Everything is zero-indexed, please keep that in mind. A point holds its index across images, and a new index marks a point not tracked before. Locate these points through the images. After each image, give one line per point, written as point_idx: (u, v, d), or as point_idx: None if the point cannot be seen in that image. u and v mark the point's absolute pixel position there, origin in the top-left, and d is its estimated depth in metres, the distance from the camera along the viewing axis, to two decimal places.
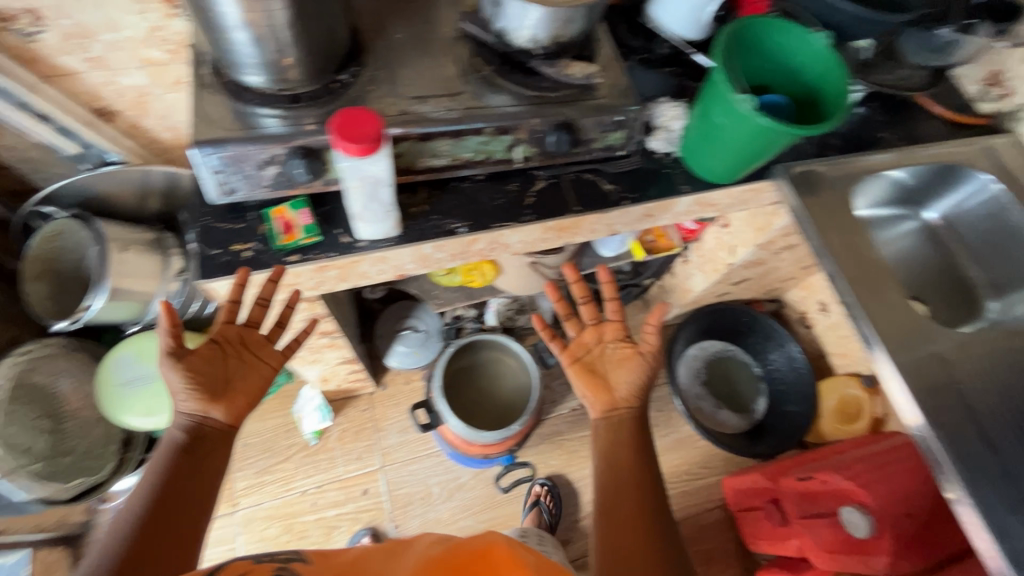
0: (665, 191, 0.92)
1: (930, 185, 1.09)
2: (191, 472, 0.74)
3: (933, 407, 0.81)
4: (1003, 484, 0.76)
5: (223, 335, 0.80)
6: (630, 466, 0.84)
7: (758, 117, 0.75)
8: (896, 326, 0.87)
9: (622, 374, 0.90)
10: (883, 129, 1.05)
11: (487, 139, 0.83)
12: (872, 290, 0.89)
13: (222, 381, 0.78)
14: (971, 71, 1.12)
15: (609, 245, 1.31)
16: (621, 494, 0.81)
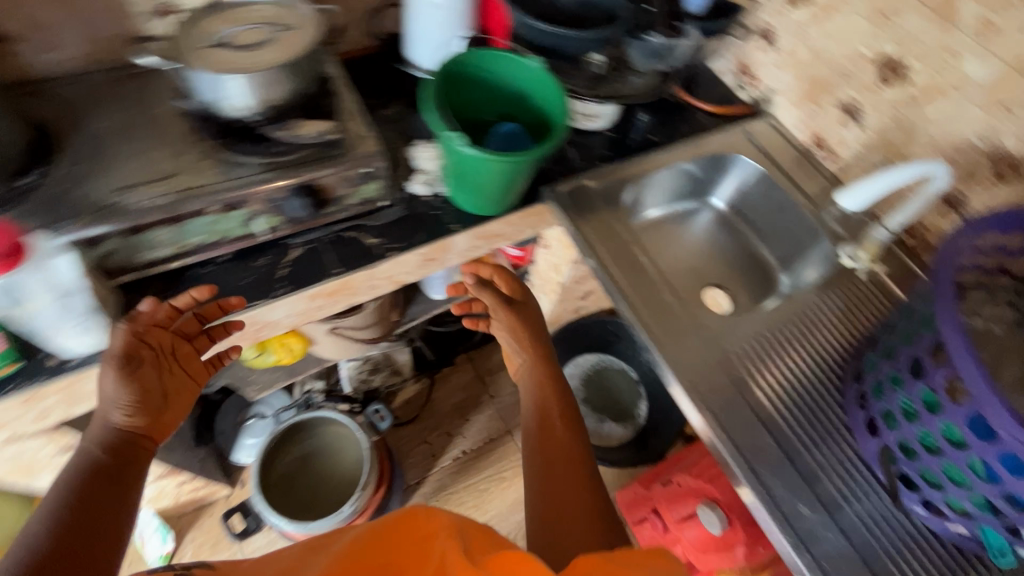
0: (435, 233, 0.90)
1: (710, 175, 1.14)
2: (108, 485, 0.63)
3: (716, 401, 0.79)
4: (791, 468, 0.74)
5: (159, 342, 0.71)
6: (548, 414, 0.92)
7: (474, 154, 0.75)
8: (674, 326, 0.87)
9: (516, 328, 0.97)
10: (654, 133, 1.10)
11: (215, 218, 0.77)
12: (649, 296, 0.89)
13: (157, 394, 0.69)
14: (725, 65, 1.20)
15: (437, 287, 1.25)
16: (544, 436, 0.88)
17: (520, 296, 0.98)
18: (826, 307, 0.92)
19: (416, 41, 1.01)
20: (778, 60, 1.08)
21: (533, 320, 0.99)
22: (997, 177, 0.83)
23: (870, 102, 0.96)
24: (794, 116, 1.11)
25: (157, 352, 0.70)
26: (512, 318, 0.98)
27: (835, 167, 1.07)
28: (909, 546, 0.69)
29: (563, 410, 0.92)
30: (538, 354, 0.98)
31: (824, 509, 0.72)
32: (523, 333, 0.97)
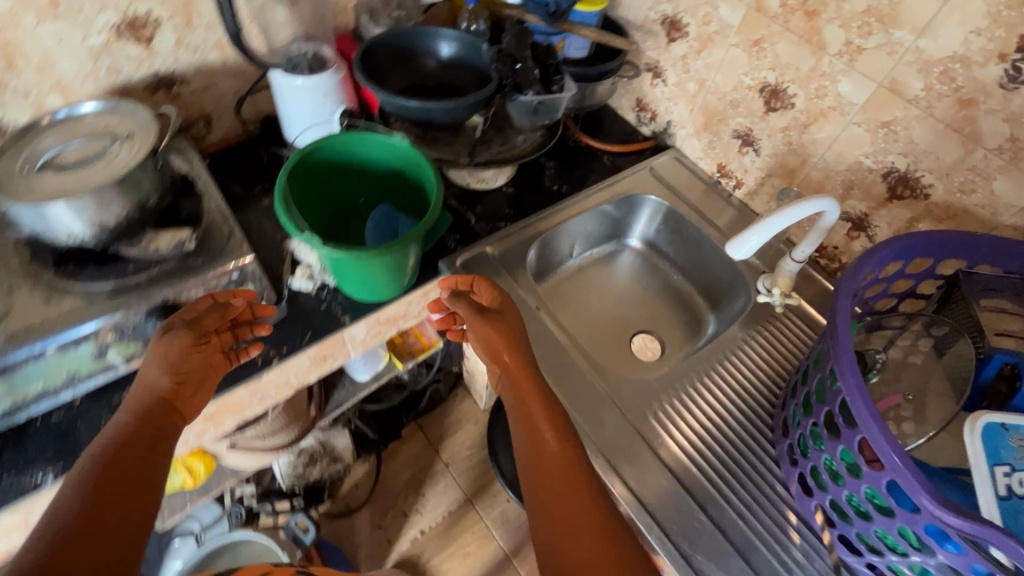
0: (324, 329, 0.83)
1: (624, 216, 1.09)
2: (137, 450, 0.58)
3: (634, 475, 0.76)
4: (720, 538, 0.71)
5: (207, 327, 0.71)
6: (545, 427, 0.69)
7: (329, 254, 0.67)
8: (587, 398, 0.83)
9: (495, 340, 0.76)
10: (558, 182, 1.06)
11: (55, 359, 0.68)
12: (557, 371, 0.85)
13: (192, 377, 0.68)
14: (622, 102, 1.18)
15: (358, 368, 1.13)
16: (539, 434, 0.69)
17: (500, 306, 0.79)
18: (744, 348, 0.88)
19: (292, 121, 0.95)
20: (670, 93, 1.06)
21: (512, 324, 0.78)
22: (892, 195, 0.80)
23: (762, 129, 0.94)
24: (695, 146, 1.08)
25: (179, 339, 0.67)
26: (490, 330, 0.77)
27: (742, 193, 1.04)
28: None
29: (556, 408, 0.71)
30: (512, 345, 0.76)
31: None
32: (500, 334, 0.76)
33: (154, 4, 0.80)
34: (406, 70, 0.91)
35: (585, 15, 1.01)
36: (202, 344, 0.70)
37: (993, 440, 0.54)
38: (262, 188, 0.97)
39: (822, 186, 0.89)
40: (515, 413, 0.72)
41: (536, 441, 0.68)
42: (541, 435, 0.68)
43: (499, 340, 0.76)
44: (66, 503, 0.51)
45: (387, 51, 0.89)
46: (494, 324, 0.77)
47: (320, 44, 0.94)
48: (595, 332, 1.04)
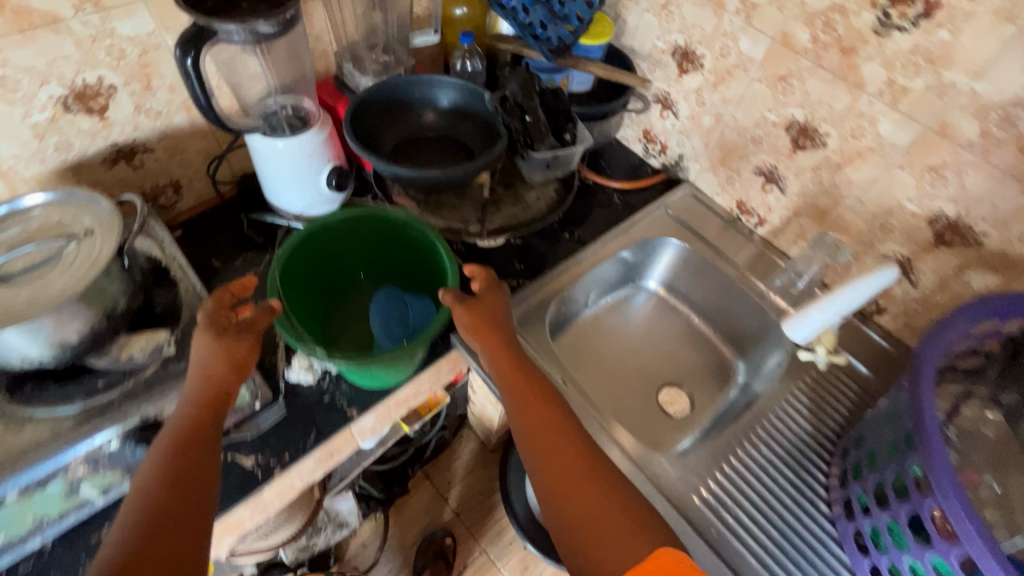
0: (330, 428, 0.74)
1: (641, 259, 1.02)
2: (197, 443, 0.56)
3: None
4: None
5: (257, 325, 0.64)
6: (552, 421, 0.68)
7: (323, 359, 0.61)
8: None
9: (482, 333, 0.71)
10: (569, 228, 0.97)
11: (18, 505, 0.58)
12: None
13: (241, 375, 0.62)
14: (628, 133, 1.10)
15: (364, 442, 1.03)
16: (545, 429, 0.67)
17: (483, 289, 0.74)
18: (793, 408, 0.80)
19: (278, 187, 0.85)
20: (682, 126, 0.99)
21: (496, 310, 0.73)
22: (940, 241, 0.75)
23: (788, 167, 0.87)
24: (711, 181, 1.01)
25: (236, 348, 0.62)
26: (482, 325, 0.71)
27: (764, 231, 0.97)
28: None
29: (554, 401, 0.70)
30: (499, 336, 0.72)
31: None
32: (489, 325, 0.71)
33: (106, 71, 0.69)
34: (402, 123, 0.83)
35: (590, 48, 0.92)
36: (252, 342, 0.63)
37: None
38: (245, 261, 0.87)
39: (857, 229, 0.83)
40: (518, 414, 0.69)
41: (541, 434, 0.67)
42: (548, 432, 0.67)
43: (488, 329, 0.71)
44: (141, 497, 0.52)
45: (379, 105, 0.80)
46: (481, 324, 0.71)
47: (302, 97, 0.84)
48: (618, 389, 0.96)
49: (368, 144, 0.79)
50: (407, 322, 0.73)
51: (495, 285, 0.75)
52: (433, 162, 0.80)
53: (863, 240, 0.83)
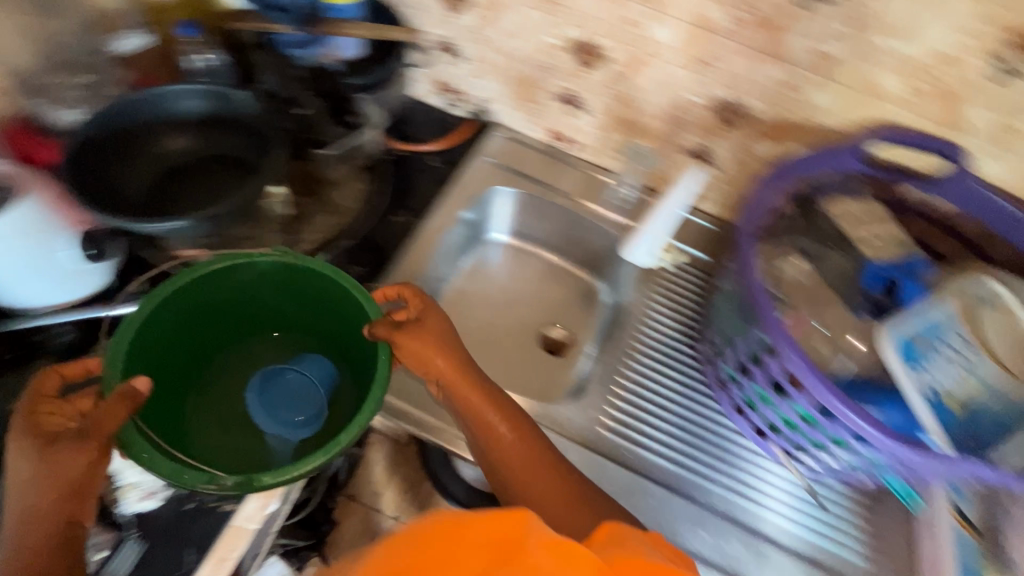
0: (208, 535, 0.62)
1: (478, 215, 0.99)
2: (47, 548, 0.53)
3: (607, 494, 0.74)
4: (695, 504, 0.73)
5: (87, 426, 0.54)
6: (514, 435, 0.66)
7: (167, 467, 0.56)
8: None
9: (432, 364, 0.67)
10: (395, 211, 0.91)
11: None
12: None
13: (82, 481, 0.54)
14: (422, 89, 1.02)
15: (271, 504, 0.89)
16: (505, 461, 0.65)
17: (427, 313, 0.70)
18: (657, 310, 0.87)
19: (13, 287, 0.65)
20: (473, 69, 0.94)
21: (436, 329, 0.69)
22: (725, 124, 0.81)
23: (584, 87, 0.87)
24: (520, 117, 0.99)
25: (70, 450, 0.53)
26: (424, 346, 0.67)
27: (583, 153, 0.99)
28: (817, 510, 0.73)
29: (524, 431, 0.67)
30: (453, 366, 0.68)
31: (748, 535, 0.71)
32: (432, 352, 0.67)
33: None
34: (145, 160, 0.68)
35: (347, 9, 0.79)
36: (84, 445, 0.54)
37: (905, 350, 0.59)
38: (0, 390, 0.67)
39: (659, 130, 0.87)
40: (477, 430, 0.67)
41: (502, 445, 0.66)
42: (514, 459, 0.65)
43: (433, 356, 0.67)
44: None
45: (98, 143, 0.64)
46: (425, 351, 0.67)
47: None
48: (501, 350, 0.96)
49: (106, 194, 0.63)
50: (298, 390, 0.68)
51: (432, 305, 0.71)
52: (205, 191, 0.68)
53: (666, 139, 0.88)
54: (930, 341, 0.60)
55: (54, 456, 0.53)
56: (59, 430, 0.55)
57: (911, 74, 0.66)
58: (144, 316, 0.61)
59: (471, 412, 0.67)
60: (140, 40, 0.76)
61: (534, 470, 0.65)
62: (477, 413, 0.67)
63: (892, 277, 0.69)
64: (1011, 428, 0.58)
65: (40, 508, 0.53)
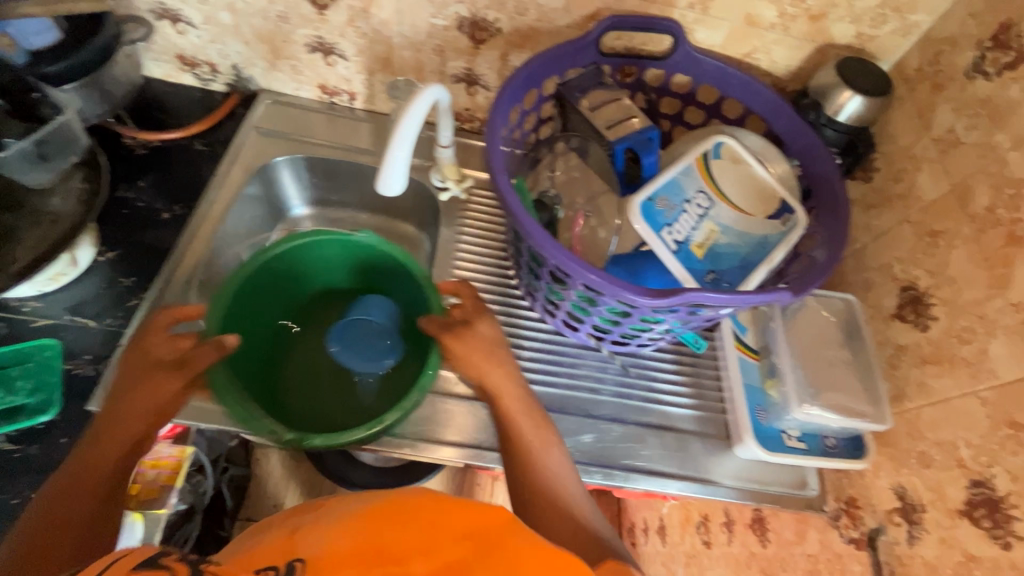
0: None
1: (267, 190, 0.93)
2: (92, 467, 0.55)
3: (460, 434, 0.75)
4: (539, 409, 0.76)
5: (178, 368, 0.60)
6: (550, 479, 0.60)
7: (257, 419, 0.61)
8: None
9: (485, 371, 0.65)
10: (162, 207, 0.83)
11: None
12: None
13: (155, 412, 0.59)
14: (165, 68, 0.91)
15: None
16: (525, 465, 0.61)
17: (476, 316, 0.69)
18: (467, 239, 0.88)
19: None
20: (207, 35, 0.85)
21: (488, 348, 0.66)
22: (477, 42, 0.81)
23: (330, 32, 0.82)
24: (283, 79, 0.92)
25: (159, 381, 0.60)
26: (485, 364, 0.65)
27: (362, 103, 0.95)
28: (633, 382, 0.80)
29: (554, 444, 0.63)
30: (506, 372, 0.66)
31: (589, 418, 0.77)
32: (488, 366, 0.65)
33: None
34: None
35: None
36: (179, 371, 0.60)
37: (649, 213, 0.65)
38: None
39: (420, 62, 0.85)
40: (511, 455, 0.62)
41: (531, 475, 0.60)
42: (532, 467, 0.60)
43: (493, 373, 0.65)
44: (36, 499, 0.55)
45: None
46: (478, 354, 0.66)
47: None
48: None
49: None
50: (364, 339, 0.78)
51: (486, 316, 0.69)
52: None
53: (431, 70, 0.86)
54: (669, 201, 0.66)
55: (145, 385, 0.59)
56: (151, 362, 0.61)
57: None
58: (228, 291, 0.70)
59: (509, 422, 0.63)
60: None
61: (556, 481, 0.60)
62: (509, 422, 0.63)
63: (630, 146, 0.73)
64: (744, 257, 0.67)
65: (124, 420, 0.58)
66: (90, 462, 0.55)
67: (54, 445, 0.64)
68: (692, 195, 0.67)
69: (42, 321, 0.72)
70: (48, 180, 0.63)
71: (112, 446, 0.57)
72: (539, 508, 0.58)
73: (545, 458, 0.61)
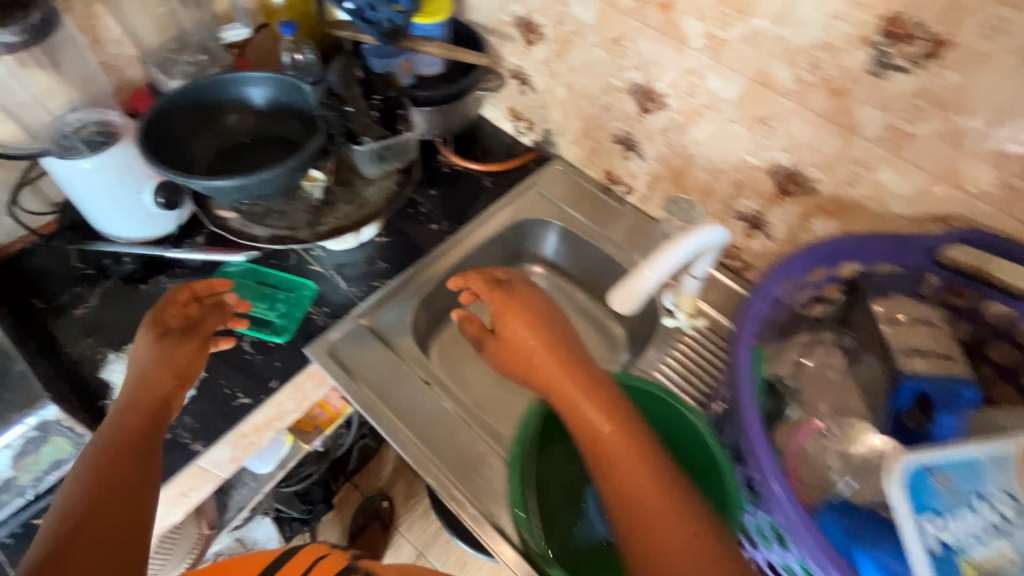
0: (169, 465, 0.68)
1: (516, 240, 0.99)
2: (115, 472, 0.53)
3: None
4: None
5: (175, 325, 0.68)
6: (641, 475, 0.50)
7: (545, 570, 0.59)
8: (477, 475, 0.74)
9: (537, 372, 0.60)
10: (435, 219, 0.95)
11: None
12: (463, 467, 0.74)
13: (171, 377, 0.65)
14: (496, 113, 1.06)
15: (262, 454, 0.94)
16: (605, 479, 0.51)
17: (505, 319, 0.65)
18: (671, 373, 0.81)
19: (103, 215, 0.79)
20: (541, 100, 0.96)
21: (529, 337, 0.63)
22: (781, 192, 0.74)
23: (641, 132, 0.85)
24: (578, 154, 0.99)
25: (158, 384, 0.63)
26: (525, 343, 0.62)
27: (636, 200, 0.96)
28: None
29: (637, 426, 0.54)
30: (564, 365, 0.59)
31: None
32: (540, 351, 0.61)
33: None
34: (220, 136, 0.76)
35: (427, 28, 0.87)
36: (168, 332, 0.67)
37: (916, 486, 0.49)
38: (73, 295, 0.81)
39: (712, 188, 0.82)
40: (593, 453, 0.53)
41: (619, 470, 0.50)
42: (620, 475, 0.50)
43: (546, 361, 0.60)
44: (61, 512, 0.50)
45: (185, 110, 0.72)
46: (516, 360, 0.63)
47: (105, 111, 0.78)
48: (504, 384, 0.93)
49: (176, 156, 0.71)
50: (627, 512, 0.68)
51: (536, 303, 0.67)
52: (254, 164, 0.73)
53: (720, 199, 0.82)
54: (956, 484, 0.49)
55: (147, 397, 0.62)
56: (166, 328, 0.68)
57: (1007, 167, 0.55)
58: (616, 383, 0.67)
59: (573, 411, 0.56)
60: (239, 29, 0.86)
61: (647, 489, 0.49)
62: (574, 409, 0.56)
63: (924, 390, 0.56)
64: None
65: (148, 385, 0.62)
66: (112, 450, 0.55)
67: (269, 364, 0.77)
68: (993, 496, 0.48)
69: (315, 265, 0.88)
70: (376, 174, 0.77)
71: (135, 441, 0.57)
72: (628, 518, 0.48)
73: (627, 452, 0.51)
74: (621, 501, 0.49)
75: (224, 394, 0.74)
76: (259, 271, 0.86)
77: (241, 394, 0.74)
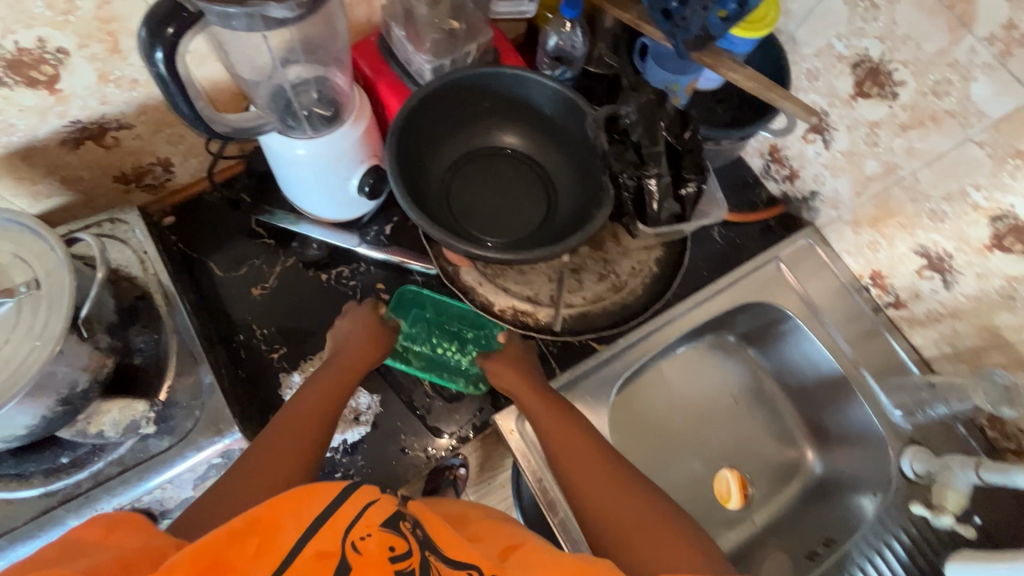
0: None
1: (735, 317, 0.82)
2: (296, 429, 0.52)
3: None
4: None
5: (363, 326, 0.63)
6: (607, 483, 0.53)
7: None
8: None
9: (520, 389, 0.62)
10: None
11: None
12: None
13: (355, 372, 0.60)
14: (752, 146, 0.84)
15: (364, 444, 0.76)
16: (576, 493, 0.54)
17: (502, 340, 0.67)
18: (893, 556, 0.67)
19: (300, 193, 0.66)
20: (830, 160, 0.74)
21: (522, 358, 0.65)
22: None
23: (970, 263, 0.64)
24: (845, 236, 0.78)
25: (366, 353, 0.61)
26: (516, 376, 0.63)
27: (896, 314, 0.77)
28: None
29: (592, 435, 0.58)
30: (529, 379, 0.63)
31: None
32: (517, 371, 0.63)
33: (51, 30, 0.47)
34: (467, 137, 0.62)
35: (737, 42, 0.65)
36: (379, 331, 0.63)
37: None
38: (251, 268, 0.72)
39: None
40: (569, 471, 0.55)
41: (588, 485, 0.54)
42: (631, 539, 0.49)
43: (516, 377, 0.63)
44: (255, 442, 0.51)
45: (442, 110, 0.59)
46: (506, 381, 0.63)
47: (333, 70, 0.60)
48: (679, 478, 0.80)
49: (420, 171, 0.59)
50: None
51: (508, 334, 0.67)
52: (511, 195, 0.61)
53: None
54: None
55: (338, 366, 0.59)
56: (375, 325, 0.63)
57: None
58: None
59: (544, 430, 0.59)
60: (521, 5, 0.65)
61: (629, 509, 0.51)
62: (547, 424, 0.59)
63: None
64: None
65: (341, 362, 0.60)
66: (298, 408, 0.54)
67: (448, 416, 0.68)
68: None
69: None
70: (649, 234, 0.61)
71: (322, 409, 0.55)
72: (613, 533, 0.50)
73: (598, 468, 0.54)
74: (602, 515, 0.51)
75: (398, 440, 0.66)
76: (418, 295, 0.72)
77: (416, 444, 0.66)
